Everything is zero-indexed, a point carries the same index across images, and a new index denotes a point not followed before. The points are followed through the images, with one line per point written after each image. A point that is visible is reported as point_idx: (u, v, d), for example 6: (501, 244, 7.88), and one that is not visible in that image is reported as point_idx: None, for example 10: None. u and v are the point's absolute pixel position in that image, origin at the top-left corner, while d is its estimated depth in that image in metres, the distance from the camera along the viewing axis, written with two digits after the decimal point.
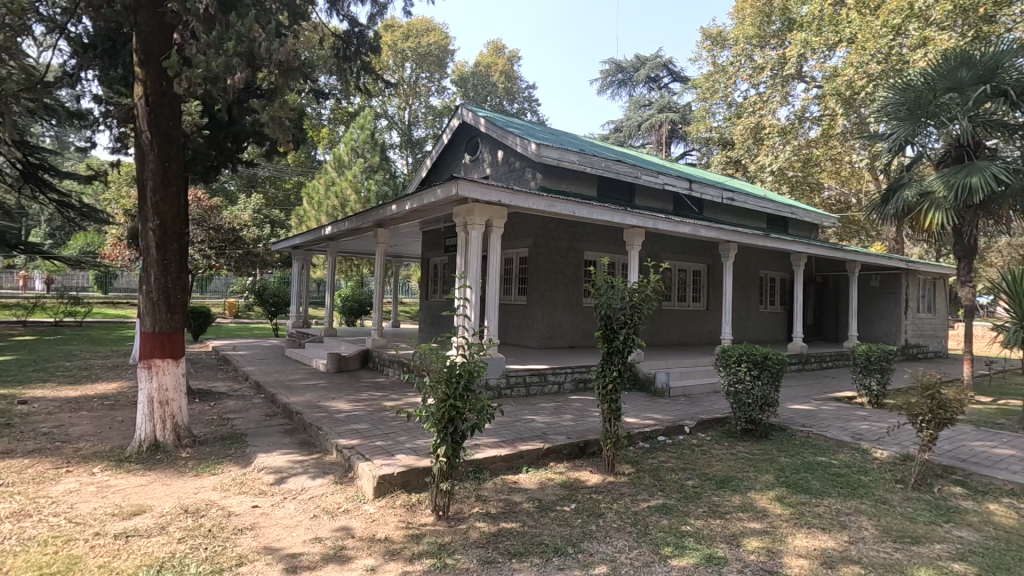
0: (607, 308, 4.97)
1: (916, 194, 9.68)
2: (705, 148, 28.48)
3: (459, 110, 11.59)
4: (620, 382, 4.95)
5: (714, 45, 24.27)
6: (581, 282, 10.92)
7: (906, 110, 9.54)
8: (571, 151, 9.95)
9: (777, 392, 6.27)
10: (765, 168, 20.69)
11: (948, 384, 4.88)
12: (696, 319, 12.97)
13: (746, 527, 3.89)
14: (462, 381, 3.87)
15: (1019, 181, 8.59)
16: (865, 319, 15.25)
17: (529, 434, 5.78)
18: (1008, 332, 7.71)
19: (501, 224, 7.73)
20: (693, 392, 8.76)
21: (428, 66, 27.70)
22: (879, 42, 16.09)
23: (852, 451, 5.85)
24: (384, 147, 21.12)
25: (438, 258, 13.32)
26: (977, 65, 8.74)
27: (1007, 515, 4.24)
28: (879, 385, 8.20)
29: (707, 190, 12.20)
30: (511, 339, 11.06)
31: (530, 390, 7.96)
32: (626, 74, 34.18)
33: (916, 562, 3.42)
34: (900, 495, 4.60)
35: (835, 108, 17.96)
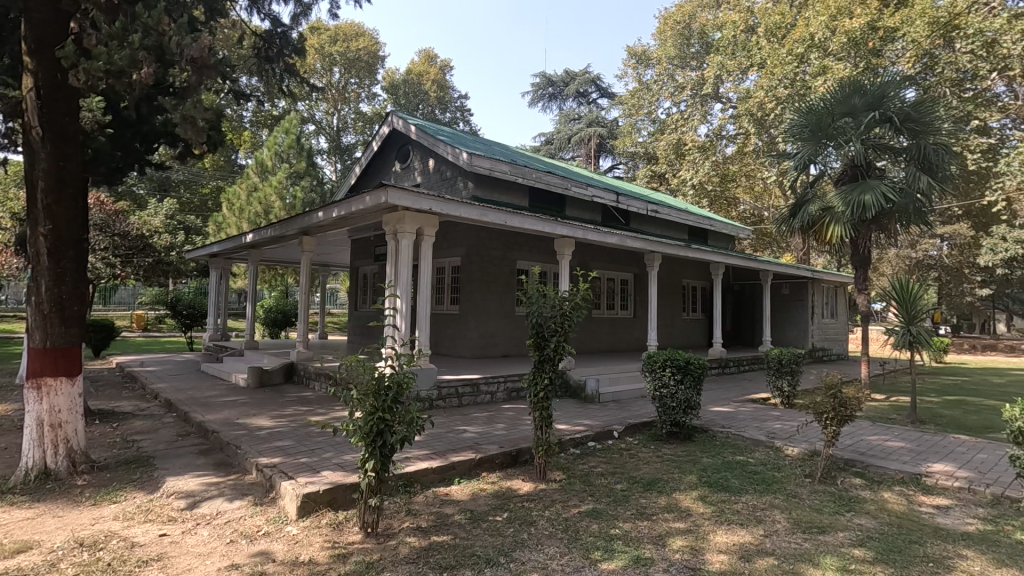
0: (539, 315, 5.00)
1: (819, 209, 10.49)
2: (632, 163, 29.62)
3: (389, 117, 11.38)
4: (551, 390, 4.99)
5: (638, 64, 25.36)
6: (514, 291, 10.98)
7: (808, 131, 10.41)
8: (502, 161, 10.04)
9: (699, 395, 6.57)
10: (686, 183, 21.82)
11: (848, 384, 5.31)
12: (624, 326, 13.41)
13: (671, 527, 4.03)
14: (391, 393, 3.76)
15: (904, 199, 9.53)
16: (777, 324, 16.33)
17: (461, 445, 5.72)
18: (898, 335, 8.49)
19: (432, 233, 7.67)
20: (622, 397, 9.03)
21: (357, 71, 27.12)
22: (785, 68, 17.49)
23: (767, 449, 6.22)
24: (311, 152, 20.44)
25: (367, 267, 13.02)
26: (868, 93, 9.69)
27: (899, 502, 4.65)
28: (789, 386, 8.81)
29: (633, 203, 12.68)
30: (443, 349, 10.93)
31: (462, 400, 7.89)
32: (556, 88, 34.98)
33: (823, 551, 3.65)
34: (809, 489, 4.93)
35: (749, 127, 19.34)
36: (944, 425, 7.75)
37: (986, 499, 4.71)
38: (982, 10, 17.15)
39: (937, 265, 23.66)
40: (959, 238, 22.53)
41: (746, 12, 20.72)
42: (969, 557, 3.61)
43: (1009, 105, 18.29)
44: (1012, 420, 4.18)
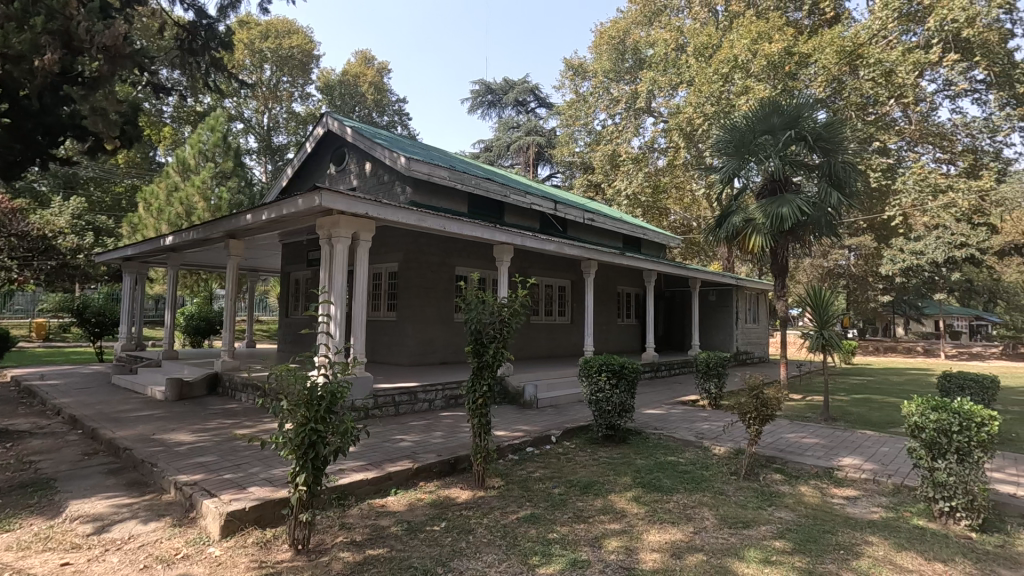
0: (477, 322, 4.98)
1: (742, 220, 11.12)
2: (569, 172, 30.24)
3: (323, 118, 11.03)
4: (490, 396, 4.99)
5: (575, 76, 25.98)
6: (452, 298, 10.90)
7: (733, 147, 11.04)
8: (441, 167, 9.96)
9: (633, 398, 6.78)
10: (621, 193, 22.53)
11: (769, 385, 5.64)
12: (562, 332, 13.62)
13: (607, 529, 4.12)
14: (324, 403, 3.62)
15: (817, 212, 10.27)
16: (705, 329, 17.12)
17: (398, 454, 5.59)
18: (813, 338, 9.12)
19: (368, 238, 7.48)
20: (560, 402, 9.15)
21: (290, 70, 26.12)
22: (712, 87, 18.43)
23: (696, 449, 6.49)
24: (239, 152, 19.47)
25: (300, 272, 12.54)
26: (786, 113, 10.39)
27: (814, 495, 4.97)
28: (716, 388, 9.25)
29: (570, 212, 12.94)
30: (379, 357, 10.67)
31: (399, 409, 7.73)
32: (495, 96, 35.17)
33: (748, 544, 3.85)
34: (735, 486, 5.18)
35: (679, 141, 20.23)
36: (852, 422, 8.38)
37: (888, 489, 5.13)
38: (882, 42, 18.86)
39: (845, 274, 25.62)
40: (864, 249, 24.54)
41: (676, 32, 21.80)
42: (875, 543, 3.91)
43: (905, 129, 20.17)
44: (909, 415, 4.57)
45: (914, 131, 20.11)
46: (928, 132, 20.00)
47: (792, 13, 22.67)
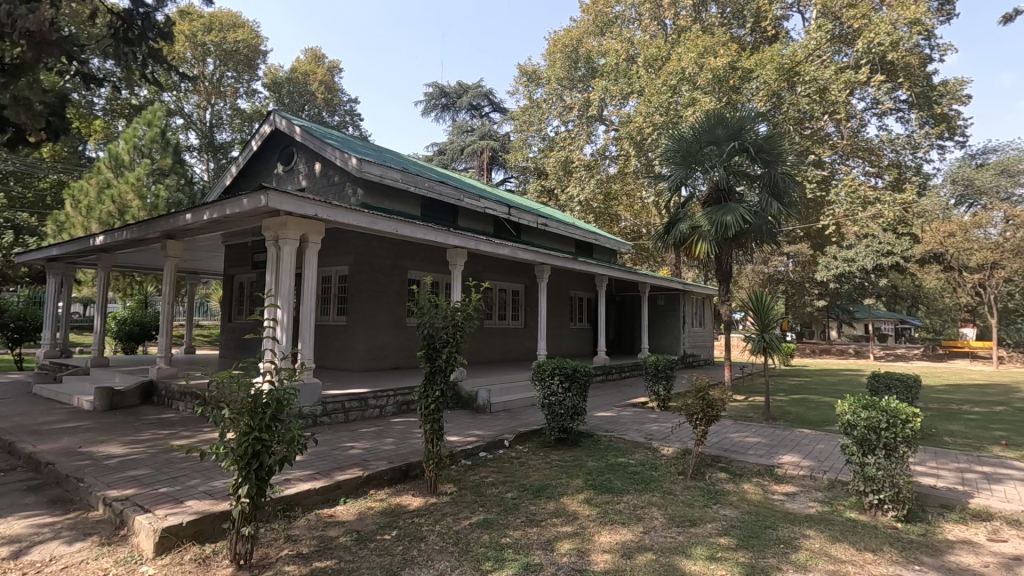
0: (430, 326, 4.93)
1: (688, 227, 11.49)
2: (522, 177, 30.43)
3: (270, 116, 10.65)
4: (442, 402, 4.94)
5: (529, 82, 26.21)
6: (404, 302, 10.75)
7: (680, 156, 11.40)
8: (393, 168, 9.82)
9: (585, 401, 6.87)
10: (573, 199, 22.85)
11: (714, 386, 5.83)
12: (515, 337, 13.66)
13: (559, 532, 4.14)
14: (269, 410, 3.47)
15: (758, 221, 10.73)
16: (654, 333, 17.56)
17: (347, 462, 5.44)
18: (755, 341, 9.52)
19: (317, 239, 7.27)
20: (513, 407, 9.16)
21: (235, 65, 25.10)
22: (660, 98, 18.99)
23: (646, 450, 6.63)
24: (178, 148, 18.60)
25: (244, 275, 12.05)
26: (729, 125, 10.83)
27: (756, 492, 5.18)
28: (665, 390, 9.51)
29: (524, 216, 13.02)
30: (328, 362, 10.38)
31: (349, 416, 7.54)
32: (449, 99, 35.01)
33: (694, 542, 3.95)
34: (682, 485, 5.33)
35: (629, 149, 20.75)
36: (791, 421, 8.79)
37: (824, 484, 5.40)
38: (816, 61, 19.98)
39: (784, 280, 26.89)
40: (801, 257, 25.85)
41: (627, 43, 22.39)
42: (812, 536, 4.10)
43: (838, 144, 21.42)
44: (842, 414, 4.82)
45: (845, 145, 21.39)
46: (858, 147, 21.33)
47: (735, 30, 23.70)
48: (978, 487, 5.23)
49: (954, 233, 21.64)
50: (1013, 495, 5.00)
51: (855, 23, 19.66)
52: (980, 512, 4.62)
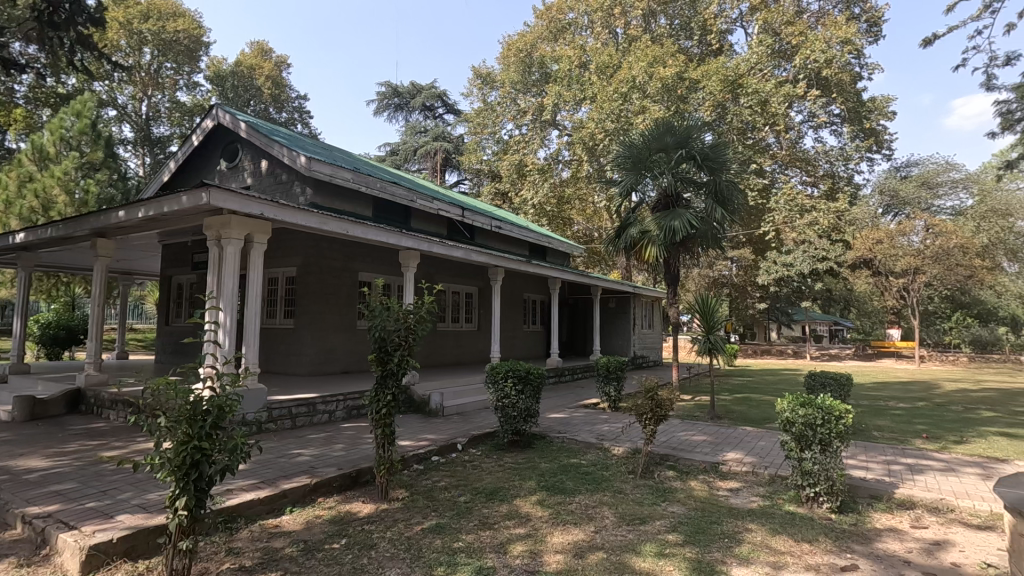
0: (382, 329, 4.82)
1: (638, 231, 11.76)
2: (476, 179, 30.39)
3: (213, 110, 10.20)
4: (394, 406, 4.85)
5: (483, 84, 26.19)
6: (355, 304, 10.51)
7: (631, 162, 11.66)
8: (344, 168, 9.60)
9: (538, 403, 6.91)
10: (527, 202, 22.97)
11: (662, 387, 5.98)
12: (468, 339, 13.60)
13: (512, 534, 4.14)
14: (209, 418, 3.30)
15: (704, 227, 11.11)
16: (606, 335, 17.89)
17: (294, 470, 5.26)
18: (701, 343, 9.85)
19: (263, 240, 7.02)
20: (466, 410, 9.12)
21: (174, 56, 23.81)
22: (612, 104, 19.40)
23: (597, 450, 6.74)
24: (111, 142, 17.40)
25: (183, 276, 11.48)
26: (677, 133, 11.18)
27: (702, 489, 5.35)
28: (615, 391, 9.69)
29: (478, 219, 13.00)
30: (274, 367, 10.02)
31: (296, 422, 7.30)
32: (402, 99, 34.54)
33: (644, 540, 4.03)
34: (632, 484, 5.44)
35: (582, 154, 21.09)
36: (734, 419, 9.13)
37: (765, 479, 5.63)
38: (758, 75, 20.89)
39: (728, 283, 27.96)
40: (744, 261, 26.97)
41: (579, 50, 22.77)
42: (754, 529, 4.27)
43: (778, 154, 22.48)
44: (782, 411, 5.03)
45: (785, 155, 22.50)
46: (796, 158, 22.46)
47: (683, 41, 24.50)
48: (903, 478, 5.60)
49: (882, 240, 23.12)
50: (933, 484, 5.38)
51: (793, 39, 20.73)
52: (904, 501, 4.94)
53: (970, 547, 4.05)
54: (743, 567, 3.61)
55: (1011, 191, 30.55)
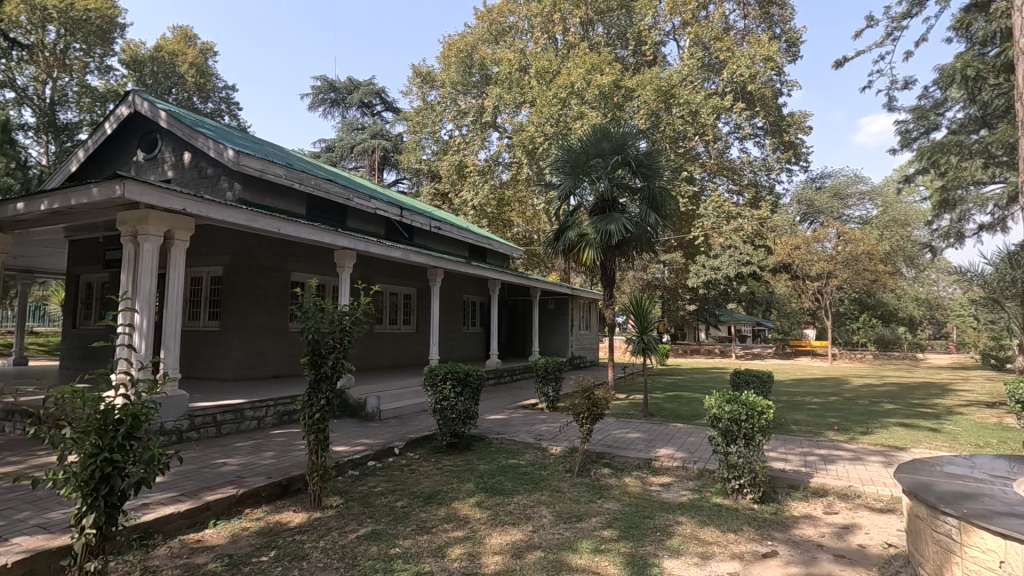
0: (315, 331, 4.63)
1: (576, 234, 12.00)
2: (415, 179, 29.96)
3: (128, 96, 9.49)
4: (328, 410, 4.69)
5: (423, 83, 25.87)
6: (287, 306, 10.09)
7: (569, 166, 11.91)
8: (276, 163, 9.21)
9: (477, 405, 6.90)
10: (467, 204, 22.90)
11: (598, 386, 6.12)
12: (406, 341, 13.38)
13: (450, 537, 4.11)
14: (123, 428, 3.07)
15: (639, 231, 11.46)
16: (544, 337, 18.12)
17: (219, 481, 4.98)
18: (635, 343, 10.18)
19: (185, 237, 6.61)
20: (403, 413, 8.96)
21: (84, 36, 21.87)
22: (552, 109, 19.78)
23: (535, 450, 6.81)
24: (9, 127, 15.82)
25: (93, 275, 10.61)
26: (614, 139, 11.49)
27: (636, 485, 5.52)
28: (554, 391, 9.83)
29: (416, 219, 12.82)
30: (197, 372, 9.44)
31: (221, 430, 6.91)
32: (339, 95, 33.53)
33: (580, 536, 4.11)
34: (569, 483, 5.53)
35: (522, 157, 21.28)
36: (666, 417, 9.50)
37: (694, 473, 5.88)
38: (689, 86, 21.83)
39: (661, 285, 29.05)
40: (675, 264, 28.11)
41: (519, 54, 22.99)
42: (683, 522, 4.45)
43: (707, 162, 23.60)
44: (710, 408, 5.26)
45: (713, 164, 23.66)
46: (723, 167, 23.71)
47: (619, 50, 25.23)
48: (817, 468, 6.01)
49: (799, 246, 24.76)
50: (843, 473, 5.81)
51: (721, 55, 21.84)
52: (818, 489, 5.30)
53: (874, 529, 4.41)
54: (674, 558, 3.75)
55: (908, 203, 33.59)
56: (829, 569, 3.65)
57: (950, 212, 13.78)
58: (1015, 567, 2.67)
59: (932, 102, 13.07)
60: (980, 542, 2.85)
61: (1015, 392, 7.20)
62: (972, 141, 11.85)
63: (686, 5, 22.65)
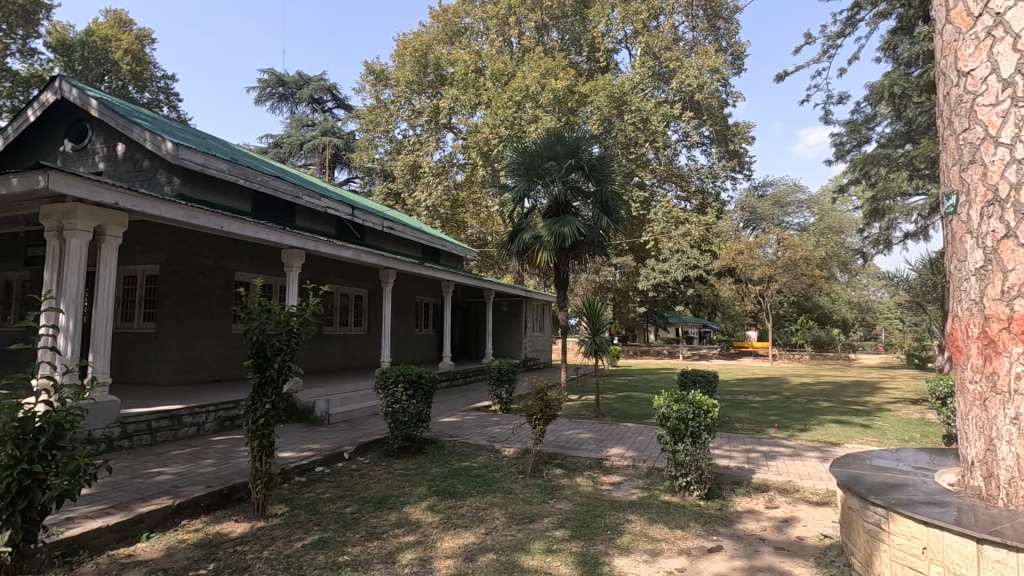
0: (260, 333, 4.44)
1: (530, 237, 12.04)
2: (367, 178, 29.39)
3: (54, 82, 8.86)
4: (273, 416, 4.51)
5: (376, 81, 25.38)
6: (229, 307, 9.67)
7: (523, 169, 11.97)
8: (219, 158, 8.82)
9: (430, 407, 6.80)
10: (420, 204, 22.65)
11: (551, 388, 6.15)
12: (357, 343, 13.09)
13: (401, 542, 4.03)
14: (43, 437, 2.84)
15: (592, 234, 11.62)
16: (498, 339, 18.12)
17: (154, 491, 4.71)
18: (588, 345, 10.32)
19: (117, 233, 6.22)
20: (353, 417, 8.74)
21: (5, 16, 20.22)
22: (506, 112, 19.96)
23: (488, 452, 6.78)
24: None
25: (13, 273, 9.85)
26: (567, 143, 11.63)
27: (587, 484, 5.59)
28: (507, 393, 9.85)
29: (369, 218, 12.57)
30: (130, 377, 8.90)
31: (157, 437, 6.54)
32: (288, 90, 32.48)
33: (533, 537, 4.12)
34: (522, 484, 5.54)
35: (476, 159, 21.19)
36: (617, 416, 9.67)
37: (644, 471, 6.01)
38: (640, 94, 22.36)
39: (613, 288, 29.65)
40: (627, 268, 28.73)
41: (475, 55, 22.98)
42: (633, 520, 4.53)
43: (657, 169, 24.26)
44: (659, 407, 5.38)
45: (663, 171, 24.33)
46: (672, 173, 24.44)
47: (573, 56, 25.56)
48: (759, 464, 6.27)
49: (743, 251, 25.79)
50: (783, 469, 6.07)
51: (670, 64, 22.50)
52: (760, 485, 5.52)
53: (811, 521, 4.63)
54: (624, 556, 3.81)
55: (842, 212, 35.60)
56: (769, 561, 3.80)
57: (879, 220, 14.70)
58: (936, 552, 2.85)
59: (863, 116, 13.90)
60: (905, 530, 3.03)
61: (936, 389, 7.72)
62: (899, 154, 12.68)
63: (638, 14, 23.14)
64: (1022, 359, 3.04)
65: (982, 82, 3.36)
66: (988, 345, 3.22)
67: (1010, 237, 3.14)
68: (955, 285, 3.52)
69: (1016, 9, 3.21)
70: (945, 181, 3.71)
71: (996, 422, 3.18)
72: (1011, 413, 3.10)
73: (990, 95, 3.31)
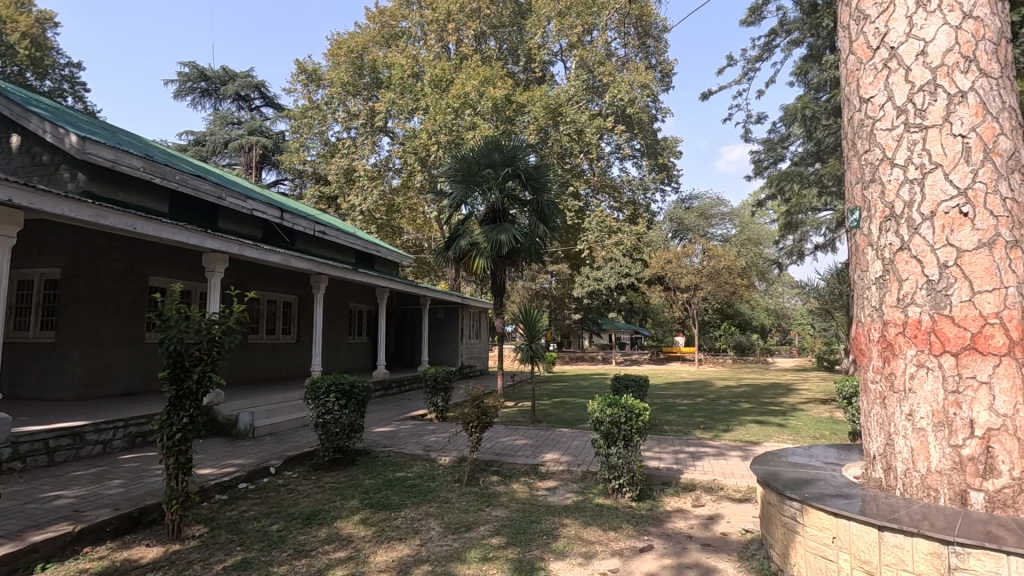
0: (177, 341, 4.16)
1: (467, 243, 12.01)
2: (297, 181, 28.30)
3: None
4: (191, 430, 4.22)
5: (309, 81, 24.52)
6: (142, 315, 8.98)
7: (460, 175, 11.93)
8: (132, 155, 8.22)
9: (363, 418, 6.60)
10: (354, 209, 22.07)
11: (487, 395, 6.14)
12: (285, 353, 12.53)
13: (331, 558, 3.87)
14: None
15: (529, 242, 11.71)
16: (434, 346, 17.90)
17: (51, 516, 4.28)
18: (524, 351, 10.39)
19: (9, 233, 5.63)
20: (280, 430, 8.33)
21: None
22: (444, 117, 19.85)
23: (423, 462, 6.67)
24: None
25: None
26: (504, 151, 11.70)
27: (523, 490, 5.62)
28: (443, 401, 9.73)
29: (298, 221, 12.10)
30: (25, 391, 8.06)
31: (56, 457, 5.98)
32: (211, 85, 30.80)
33: (469, 546, 4.08)
34: (457, 492, 5.48)
35: (413, 164, 20.97)
36: (552, 422, 9.80)
37: (578, 476, 6.11)
38: (576, 106, 22.93)
39: (548, 295, 30.09)
40: (562, 275, 29.30)
41: (412, 60, 22.77)
42: (568, 524, 4.59)
43: (591, 179, 24.91)
44: (593, 412, 5.47)
45: (596, 181, 24.97)
46: (606, 184, 25.18)
47: (510, 66, 26.03)
48: (687, 464, 6.52)
49: (671, 260, 26.94)
50: (709, 468, 6.35)
51: (604, 78, 23.28)
52: (688, 484, 5.74)
53: (734, 517, 4.87)
54: (560, 560, 3.85)
55: (761, 225, 38.08)
56: (696, 557, 3.96)
57: (794, 232, 15.82)
58: (844, 540, 3.07)
59: (779, 136, 14.95)
60: (818, 522, 3.24)
61: (843, 390, 8.33)
62: (810, 172, 13.72)
63: (573, 28, 23.76)
64: (915, 360, 3.35)
65: (880, 109, 3.67)
66: (886, 348, 3.53)
67: (905, 249, 3.44)
68: (858, 292, 3.82)
69: (907, 45, 3.54)
70: (849, 197, 4.02)
71: (894, 418, 3.46)
72: (906, 409, 3.39)
73: (886, 121, 3.63)
